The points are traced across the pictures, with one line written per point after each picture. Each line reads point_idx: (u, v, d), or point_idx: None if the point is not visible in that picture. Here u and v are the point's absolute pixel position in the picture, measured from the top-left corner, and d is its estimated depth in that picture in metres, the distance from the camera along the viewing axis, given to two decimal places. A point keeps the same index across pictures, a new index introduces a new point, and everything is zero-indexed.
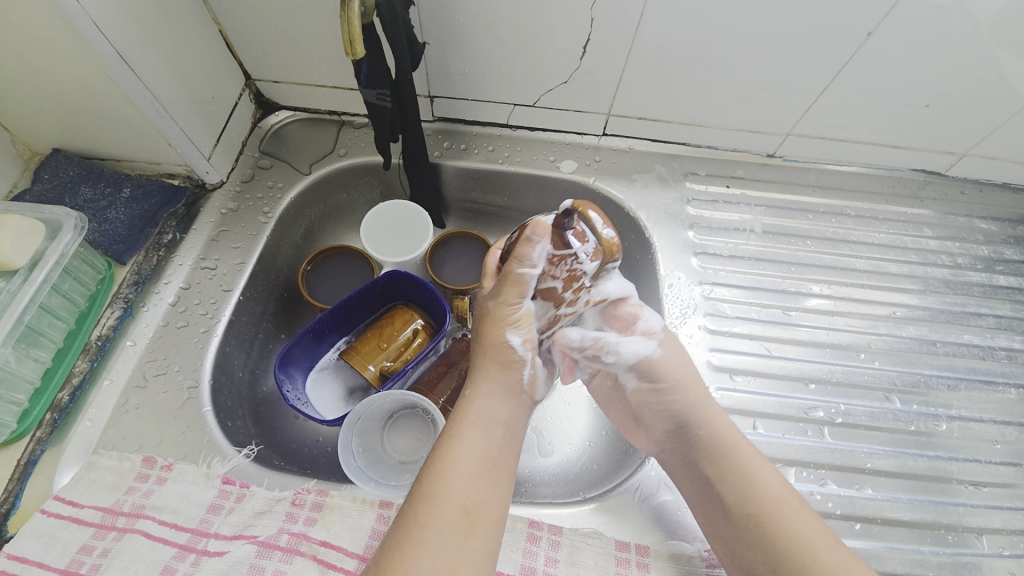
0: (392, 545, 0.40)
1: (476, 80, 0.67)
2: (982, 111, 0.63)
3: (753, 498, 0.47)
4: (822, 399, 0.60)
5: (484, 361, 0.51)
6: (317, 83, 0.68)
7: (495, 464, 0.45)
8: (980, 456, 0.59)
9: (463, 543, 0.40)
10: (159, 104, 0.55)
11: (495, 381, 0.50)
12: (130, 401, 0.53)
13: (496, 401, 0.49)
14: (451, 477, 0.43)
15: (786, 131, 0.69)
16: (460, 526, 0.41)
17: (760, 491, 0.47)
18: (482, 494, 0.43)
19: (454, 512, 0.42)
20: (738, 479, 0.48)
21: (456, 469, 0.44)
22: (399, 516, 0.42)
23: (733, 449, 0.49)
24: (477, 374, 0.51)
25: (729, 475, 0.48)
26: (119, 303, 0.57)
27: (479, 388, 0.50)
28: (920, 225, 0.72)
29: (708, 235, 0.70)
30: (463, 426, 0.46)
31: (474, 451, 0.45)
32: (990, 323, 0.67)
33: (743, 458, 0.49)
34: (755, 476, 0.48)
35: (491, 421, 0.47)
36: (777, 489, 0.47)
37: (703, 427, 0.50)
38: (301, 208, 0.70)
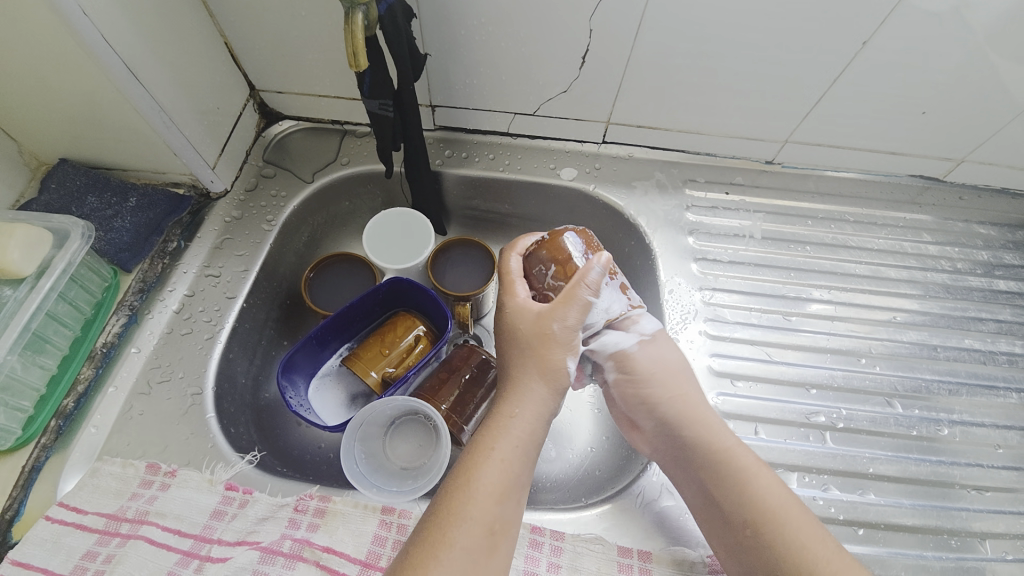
0: (413, 557, 0.40)
1: (477, 90, 0.68)
2: (976, 118, 0.63)
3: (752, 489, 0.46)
4: (823, 404, 0.60)
5: (531, 378, 0.51)
6: (320, 93, 0.69)
7: (523, 484, 0.46)
8: (982, 461, 0.59)
9: (486, 561, 0.41)
10: (165, 114, 0.56)
11: (532, 399, 0.50)
12: (134, 408, 0.53)
13: (530, 420, 0.49)
14: (483, 496, 0.43)
15: (784, 139, 0.70)
16: (484, 545, 0.41)
17: (765, 479, 0.46)
18: (509, 513, 0.44)
19: (482, 531, 0.42)
20: (743, 472, 0.47)
21: (487, 487, 0.44)
22: (423, 528, 0.42)
23: (728, 441, 0.49)
24: (519, 385, 0.51)
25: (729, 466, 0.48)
26: (125, 311, 0.58)
27: (514, 403, 0.50)
28: (919, 230, 0.73)
29: (708, 241, 0.70)
30: (499, 444, 0.46)
31: (506, 469, 0.45)
32: (990, 328, 0.67)
33: (741, 449, 0.49)
34: (756, 467, 0.47)
35: (524, 441, 0.48)
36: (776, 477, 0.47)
37: (698, 420, 0.51)
38: (304, 216, 0.71)
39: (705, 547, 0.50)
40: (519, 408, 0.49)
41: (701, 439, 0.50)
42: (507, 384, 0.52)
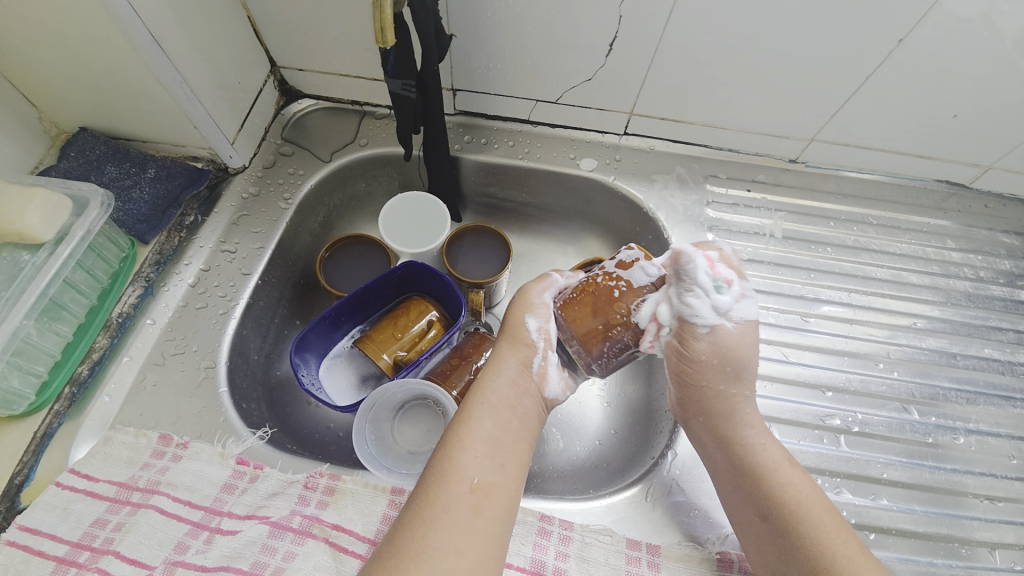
0: (404, 524, 0.39)
1: (500, 75, 0.67)
2: (1009, 125, 0.62)
3: (778, 489, 0.44)
4: (838, 407, 0.60)
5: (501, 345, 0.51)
6: (341, 72, 0.68)
7: (506, 448, 0.44)
8: (996, 471, 0.58)
9: (471, 520, 0.39)
10: (187, 86, 0.55)
11: (503, 367, 0.49)
12: (148, 379, 0.53)
13: (510, 387, 0.48)
14: (462, 457, 0.42)
15: (810, 137, 0.69)
16: (468, 504, 0.39)
17: (790, 482, 0.45)
18: (493, 475, 0.42)
19: (463, 491, 0.40)
20: (772, 467, 0.45)
21: (468, 449, 0.42)
22: (412, 496, 0.41)
23: (763, 438, 0.47)
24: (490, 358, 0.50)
25: (758, 464, 0.46)
26: (140, 282, 0.58)
27: (490, 379, 0.48)
28: (942, 237, 0.71)
29: (727, 238, 0.69)
30: (475, 407, 0.45)
31: (489, 429, 0.44)
32: (1010, 338, 0.66)
33: (769, 449, 0.46)
34: (784, 467, 0.45)
35: (501, 405, 0.46)
36: (803, 482, 0.45)
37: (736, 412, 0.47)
38: (321, 195, 0.70)
39: (715, 543, 0.49)
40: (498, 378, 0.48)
41: (740, 433, 0.47)
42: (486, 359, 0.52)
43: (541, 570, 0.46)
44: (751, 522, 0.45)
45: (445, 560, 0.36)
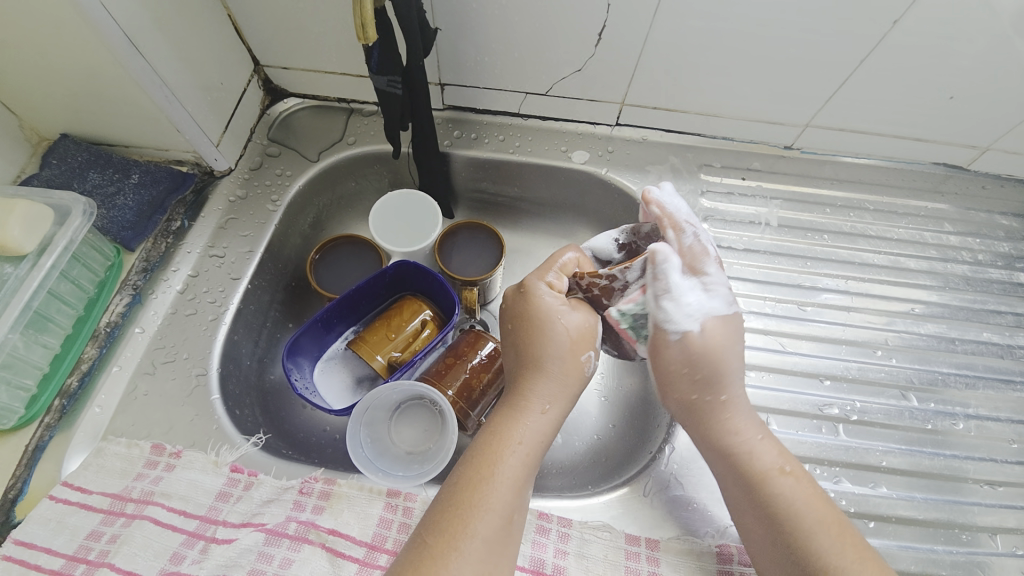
0: (433, 551, 0.38)
1: (488, 68, 0.66)
2: (1006, 104, 0.61)
3: (775, 496, 0.44)
4: (836, 395, 0.59)
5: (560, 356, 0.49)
6: (326, 69, 0.67)
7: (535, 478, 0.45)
8: (997, 457, 0.58)
9: (501, 553, 0.40)
10: (167, 88, 0.54)
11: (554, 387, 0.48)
12: (139, 388, 0.53)
13: (551, 414, 0.47)
14: (499, 489, 0.42)
15: (804, 123, 0.68)
16: (501, 536, 0.40)
17: (786, 487, 0.44)
18: (519, 504, 0.43)
19: (499, 523, 0.41)
20: (760, 476, 0.45)
21: (504, 480, 0.42)
22: (439, 521, 0.40)
23: (753, 444, 0.46)
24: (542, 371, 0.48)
25: (749, 471, 0.45)
26: (128, 291, 0.57)
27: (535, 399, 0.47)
28: (940, 220, 0.71)
29: (722, 228, 0.69)
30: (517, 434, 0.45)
31: (525, 460, 0.44)
32: (1009, 321, 0.65)
33: (766, 453, 0.46)
34: (778, 472, 0.45)
35: (541, 434, 0.46)
36: (804, 487, 0.44)
37: (727, 423, 0.47)
38: (309, 196, 0.69)
39: (713, 537, 0.49)
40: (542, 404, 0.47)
41: (727, 442, 0.47)
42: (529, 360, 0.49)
43: (540, 568, 0.46)
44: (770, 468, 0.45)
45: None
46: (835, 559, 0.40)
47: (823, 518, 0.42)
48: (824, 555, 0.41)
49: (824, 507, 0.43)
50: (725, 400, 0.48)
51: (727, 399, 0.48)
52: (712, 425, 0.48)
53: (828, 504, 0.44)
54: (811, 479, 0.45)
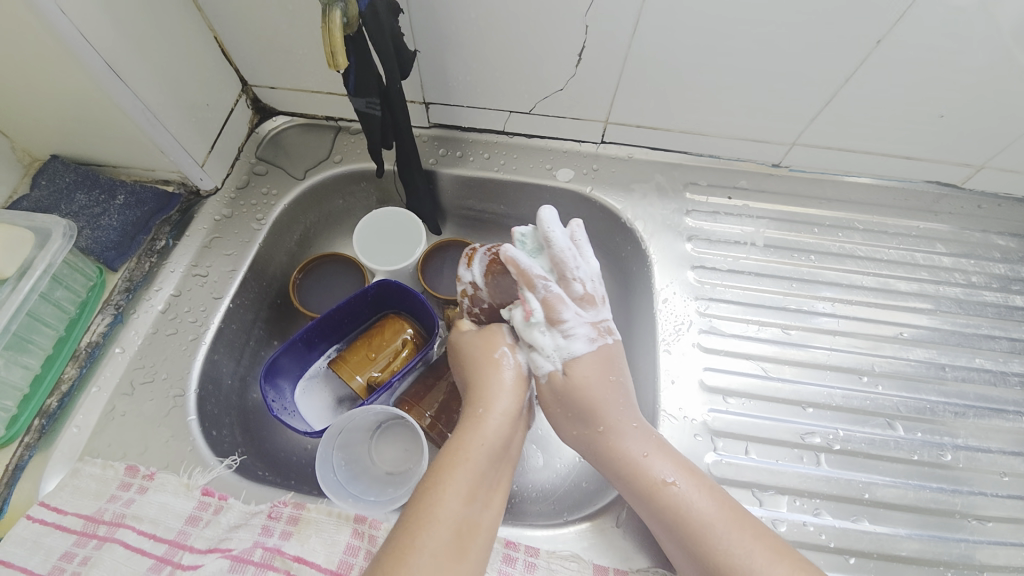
0: (384, 567, 0.37)
1: (472, 87, 0.66)
2: (1001, 122, 0.59)
3: (664, 509, 0.45)
4: (819, 423, 0.58)
5: (491, 369, 0.49)
6: (312, 89, 0.67)
7: (489, 486, 0.43)
8: (987, 489, 0.56)
9: (455, 566, 0.38)
10: (150, 112, 0.55)
11: (505, 399, 0.48)
12: (117, 409, 0.53)
13: (501, 423, 0.46)
14: (450, 498, 0.40)
15: (791, 141, 0.67)
16: (452, 549, 0.39)
17: (675, 498, 0.45)
18: (475, 515, 0.41)
19: (448, 533, 0.39)
20: (648, 490, 0.45)
21: (455, 488, 0.41)
22: (393, 538, 0.39)
23: (638, 462, 0.46)
24: (483, 384, 0.48)
25: (639, 487, 0.46)
26: (110, 310, 0.58)
27: (489, 411, 0.46)
28: (933, 241, 0.69)
29: (707, 248, 0.68)
30: (469, 445, 0.44)
31: (476, 473, 0.42)
32: (1003, 347, 0.63)
33: (655, 466, 0.46)
34: (665, 484, 0.45)
35: (494, 443, 0.45)
36: (690, 490, 0.45)
37: (613, 449, 0.47)
38: (296, 214, 0.70)
39: None
40: (489, 414, 0.46)
41: (616, 465, 0.47)
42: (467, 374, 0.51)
43: None
44: (656, 478, 0.45)
45: None
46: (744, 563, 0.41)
47: (718, 518, 0.43)
48: None
49: (717, 506, 0.44)
50: (605, 430, 0.48)
51: (606, 429, 0.48)
52: (600, 452, 0.48)
53: (721, 500, 0.45)
54: (702, 479, 0.46)
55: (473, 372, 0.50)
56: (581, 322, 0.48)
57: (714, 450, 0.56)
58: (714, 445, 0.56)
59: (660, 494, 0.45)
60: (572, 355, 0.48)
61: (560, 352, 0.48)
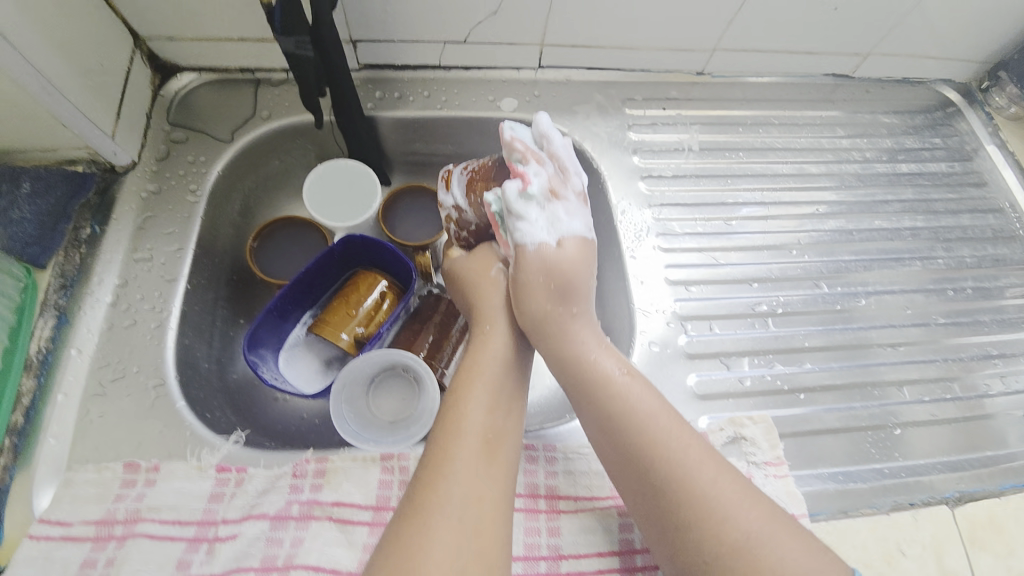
0: (423, 481, 0.41)
1: (401, 20, 0.63)
2: (882, 10, 0.67)
3: (619, 396, 0.48)
4: (763, 295, 0.67)
5: (491, 289, 0.56)
6: (221, 37, 0.60)
7: (508, 395, 0.48)
8: (894, 322, 0.69)
9: (487, 468, 0.42)
10: (44, 79, 0.48)
11: (504, 317, 0.54)
12: (93, 411, 0.50)
13: (507, 338, 0.52)
14: (473, 411, 0.45)
15: (712, 47, 0.72)
16: (482, 454, 0.42)
17: (633, 390, 0.49)
18: (500, 423, 0.45)
19: (476, 440, 0.43)
20: (602, 382, 0.49)
21: (477, 403, 0.45)
22: (426, 454, 0.43)
23: (601, 359, 0.51)
24: (487, 306, 0.55)
25: (593, 379, 0.50)
26: (51, 312, 0.52)
27: (495, 329, 0.53)
28: (834, 126, 0.79)
29: (651, 158, 0.73)
30: (482, 363, 0.49)
31: (493, 384, 0.47)
32: (895, 208, 0.75)
33: (608, 360, 0.51)
34: (623, 375, 0.50)
35: (503, 360, 0.50)
36: (641, 386, 0.49)
37: (571, 333, 0.52)
38: (233, 181, 0.65)
39: None
40: (494, 329, 0.53)
41: (574, 353, 0.51)
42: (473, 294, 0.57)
43: (535, 491, 0.51)
44: (618, 373, 0.50)
45: (469, 503, 0.40)
46: (683, 462, 0.45)
47: (666, 416, 0.47)
48: (690, 477, 0.44)
49: (665, 409, 0.48)
50: (577, 313, 0.53)
51: (579, 311, 0.53)
52: (559, 342, 0.52)
53: (663, 403, 0.49)
54: (647, 382, 0.50)
55: (475, 294, 0.56)
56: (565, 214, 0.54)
57: (685, 333, 0.63)
58: (684, 329, 0.63)
59: (611, 387, 0.49)
60: (567, 231, 0.53)
61: (555, 226, 0.53)
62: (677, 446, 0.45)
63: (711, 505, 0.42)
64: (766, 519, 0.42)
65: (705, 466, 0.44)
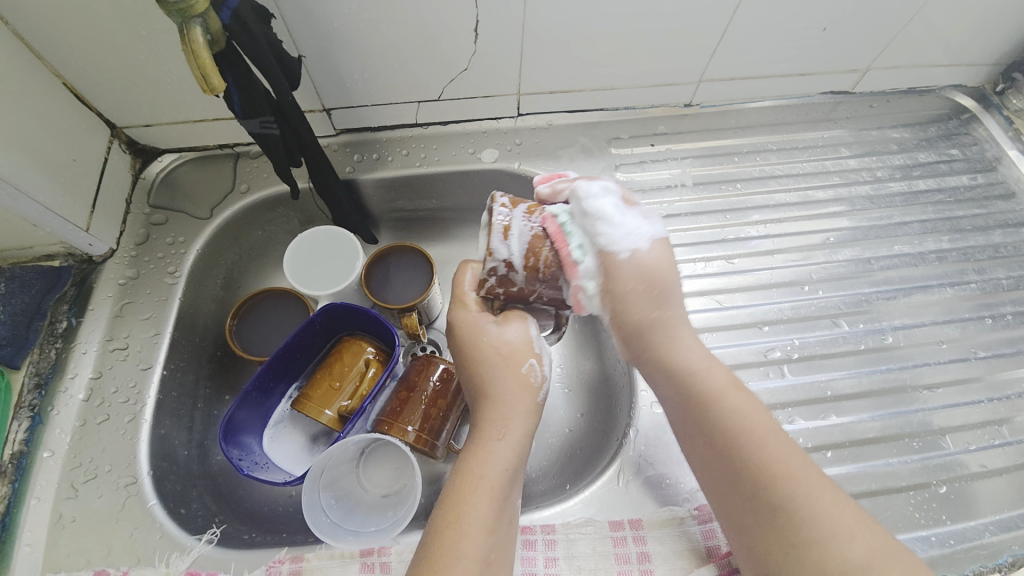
0: None
1: (372, 84, 0.62)
2: (876, 25, 0.64)
3: (720, 411, 0.43)
4: (777, 338, 0.62)
5: (508, 373, 0.47)
6: (198, 118, 0.61)
7: (509, 505, 0.42)
8: (929, 359, 0.62)
9: None
10: (7, 184, 0.48)
11: (523, 411, 0.46)
12: (65, 515, 0.48)
13: (519, 436, 0.45)
14: (474, 529, 0.39)
15: (696, 79, 0.69)
16: None
17: (733, 404, 0.43)
18: (500, 540, 0.40)
19: (475, 567, 0.38)
20: (711, 393, 0.44)
21: (479, 518, 0.40)
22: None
23: (700, 362, 0.45)
24: (501, 395, 0.46)
25: (693, 390, 0.44)
26: (26, 413, 0.51)
27: (509, 425, 0.45)
28: (837, 146, 0.74)
29: (642, 199, 0.69)
30: (489, 467, 0.42)
31: (494, 497, 0.41)
32: (916, 230, 0.69)
33: (718, 370, 0.45)
34: (731, 390, 0.44)
35: (513, 462, 0.43)
36: (750, 403, 0.43)
37: (669, 344, 0.45)
38: (214, 258, 0.64)
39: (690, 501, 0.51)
40: (510, 428, 0.44)
41: (671, 364, 0.45)
42: (483, 381, 0.47)
43: None
44: (721, 382, 0.44)
45: None
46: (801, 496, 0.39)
47: (768, 438, 0.41)
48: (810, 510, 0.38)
49: (765, 421, 0.42)
50: (659, 320, 0.46)
51: (660, 318, 0.46)
52: (657, 347, 0.46)
53: (766, 415, 0.43)
54: (753, 395, 0.44)
55: (487, 377, 0.47)
56: (633, 216, 0.45)
57: None
58: None
59: (716, 404, 0.43)
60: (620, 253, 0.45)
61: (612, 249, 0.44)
62: (788, 471, 0.40)
63: (827, 527, 0.38)
64: (872, 540, 0.37)
65: (818, 491, 0.39)
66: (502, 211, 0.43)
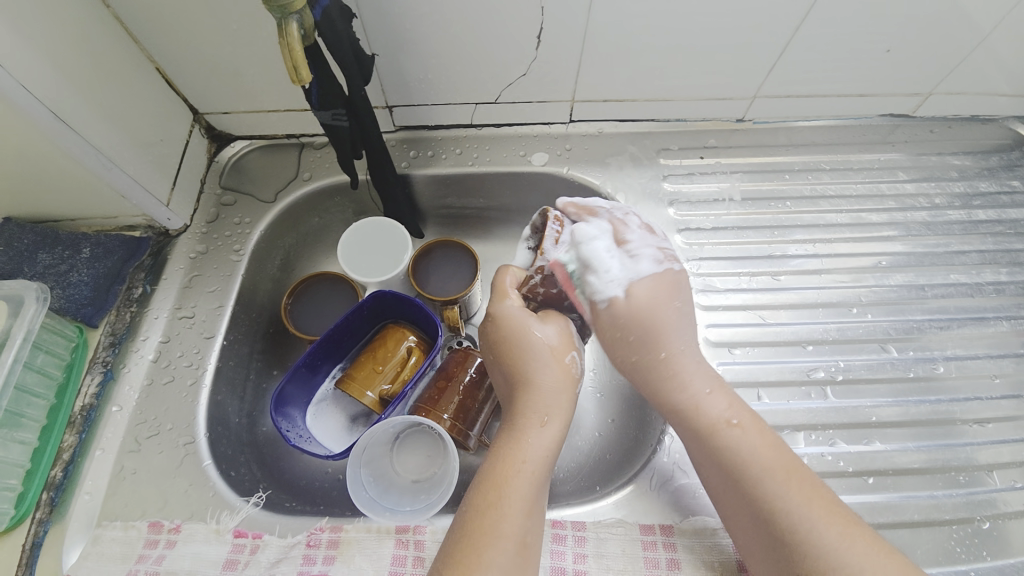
0: None
1: (434, 85, 0.65)
2: (943, 50, 0.63)
3: (720, 448, 0.44)
4: (820, 359, 0.61)
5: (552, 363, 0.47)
6: (269, 109, 0.65)
7: (546, 493, 0.43)
8: (981, 394, 0.60)
9: None
10: (103, 156, 0.53)
11: (565, 403, 0.46)
12: (126, 467, 0.52)
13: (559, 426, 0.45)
14: (513, 513, 0.41)
15: (752, 95, 0.69)
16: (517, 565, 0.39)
17: (732, 440, 0.44)
18: (536, 524, 0.42)
19: (512, 549, 0.39)
20: (707, 429, 0.45)
21: (518, 502, 0.41)
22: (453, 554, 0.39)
23: (699, 398, 0.46)
24: (543, 386, 0.46)
25: (698, 425, 0.45)
26: (99, 368, 0.55)
27: (553, 415, 0.45)
28: (894, 170, 0.72)
29: (689, 210, 0.69)
30: (530, 454, 0.43)
31: (535, 483, 0.42)
32: (974, 259, 0.67)
33: (713, 406, 0.45)
34: (726, 427, 0.44)
35: (552, 450, 0.44)
36: (752, 436, 0.44)
37: (671, 378, 0.47)
38: (274, 240, 0.68)
39: None
40: (553, 419, 0.45)
41: (673, 399, 0.46)
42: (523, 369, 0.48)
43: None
44: (721, 419, 0.45)
45: None
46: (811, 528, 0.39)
47: (774, 466, 0.42)
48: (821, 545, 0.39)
49: (773, 453, 0.43)
50: (667, 356, 0.46)
51: (668, 355, 0.46)
52: (657, 382, 0.47)
53: (776, 447, 0.43)
54: (760, 425, 0.45)
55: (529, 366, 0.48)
56: (645, 244, 0.48)
57: None
58: None
59: (725, 438, 0.44)
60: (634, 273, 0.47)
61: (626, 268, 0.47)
62: (794, 504, 0.40)
63: (837, 561, 0.38)
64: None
65: (831, 521, 0.39)
66: (554, 224, 0.49)
